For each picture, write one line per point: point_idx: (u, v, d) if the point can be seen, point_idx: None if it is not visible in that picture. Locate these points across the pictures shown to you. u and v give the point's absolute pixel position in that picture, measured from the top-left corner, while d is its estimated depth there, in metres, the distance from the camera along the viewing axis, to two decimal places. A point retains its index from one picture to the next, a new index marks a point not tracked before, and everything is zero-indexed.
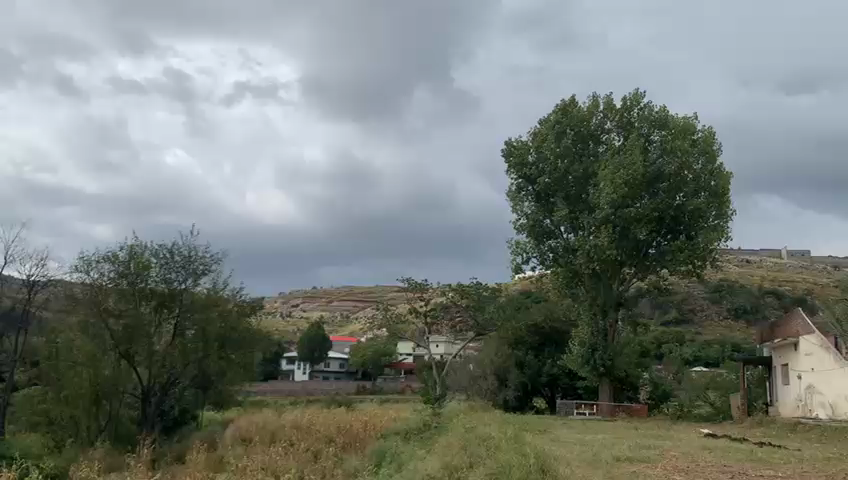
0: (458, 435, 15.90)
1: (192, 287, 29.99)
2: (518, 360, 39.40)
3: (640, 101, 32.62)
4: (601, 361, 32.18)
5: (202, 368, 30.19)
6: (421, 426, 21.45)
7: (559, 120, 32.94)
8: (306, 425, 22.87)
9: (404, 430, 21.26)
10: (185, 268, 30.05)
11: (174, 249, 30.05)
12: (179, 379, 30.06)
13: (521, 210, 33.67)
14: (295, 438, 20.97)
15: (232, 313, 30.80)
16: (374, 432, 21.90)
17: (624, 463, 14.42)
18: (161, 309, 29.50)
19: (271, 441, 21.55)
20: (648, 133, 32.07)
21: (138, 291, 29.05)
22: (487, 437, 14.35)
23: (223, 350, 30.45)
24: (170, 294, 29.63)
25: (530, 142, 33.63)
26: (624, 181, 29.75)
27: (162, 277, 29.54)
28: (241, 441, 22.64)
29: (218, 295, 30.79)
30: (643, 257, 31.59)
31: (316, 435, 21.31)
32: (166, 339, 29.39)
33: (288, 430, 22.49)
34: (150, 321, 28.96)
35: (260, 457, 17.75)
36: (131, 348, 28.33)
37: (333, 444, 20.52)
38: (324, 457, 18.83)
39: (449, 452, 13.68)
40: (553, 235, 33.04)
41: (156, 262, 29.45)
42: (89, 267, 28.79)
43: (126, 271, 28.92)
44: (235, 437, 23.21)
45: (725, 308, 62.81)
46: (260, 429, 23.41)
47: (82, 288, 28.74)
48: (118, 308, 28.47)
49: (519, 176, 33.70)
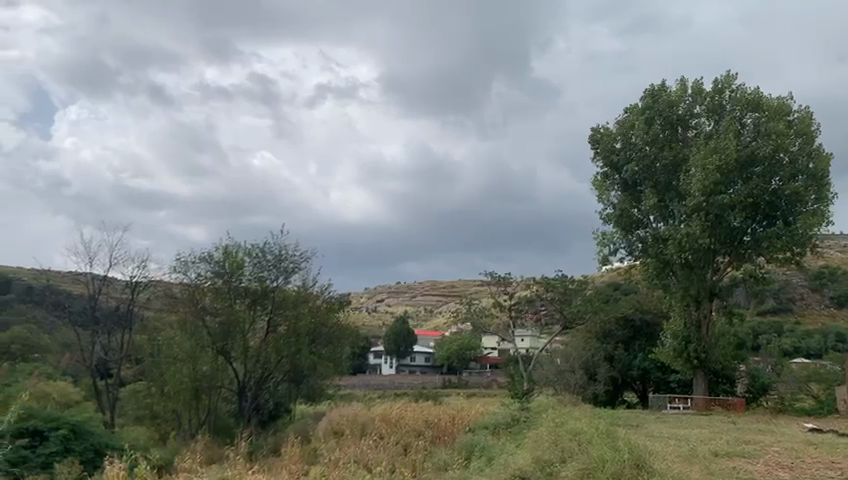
0: (548, 430, 15.73)
1: (284, 284, 30.47)
2: (607, 354, 38.61)
3: (732, 83, 31.36)
4: (695, 353, 31.43)
5: (295, 362, 30.88)
6: (510, 420, 21.37)
7: (646, 106, 32.11)
8: (395, 418, 23.14)
9: (493, 424, 21.18)
10: (276, 266, 30.49)
11: (266, 248, 30.61)
12: (273, 374, 30.81)
13: (608, 199, 33.11)
14: (385, 432, 21.24)
15: (321, 308, 31.28)
16: (463, 426, 22.00)
17: (723, 459, 13.88)
18: (255, 306, 30.03)
19: (361, 434, 21.88)
20: (740, 115, 30.76)
21: (233, 288, 29.68)
22: (577, 432, 14.18)
23: (314, 346, 31.32)
24: (263, 291, 30.03)
25: (617, 129, 32.93)
26: (716, 166, 28.68)
27: (255, 275, 30.06)
28: (333, 435, 23.10)
29: (309, 291, 31.33)
30: (739, 245, 30.38)
31: (405, 428, 21.53)
32: (260, 335, 30.05)
33: (377, 423, 22.82)
34: (244, 319, 29.68)
35: (351, 450, 18.12)
36: (226, 344, 29.36)
37: (422, 437, 20.72)
38: (413, 450, 19.11)
39: (540, 446, 13.58)
40: (642, 225, 32.34)
41: (249, 261, 30.10)
42: (187, 268, 30.10)
43: (222, 270, 29.84)
44: (327, 430, 23.77)
45: (827, 297, 59.74)
46: (351, 422, 23.83)
47: (181, 288, 30.17)
48: (215, 306, 29.49)
49: (606, 164, 33.09)
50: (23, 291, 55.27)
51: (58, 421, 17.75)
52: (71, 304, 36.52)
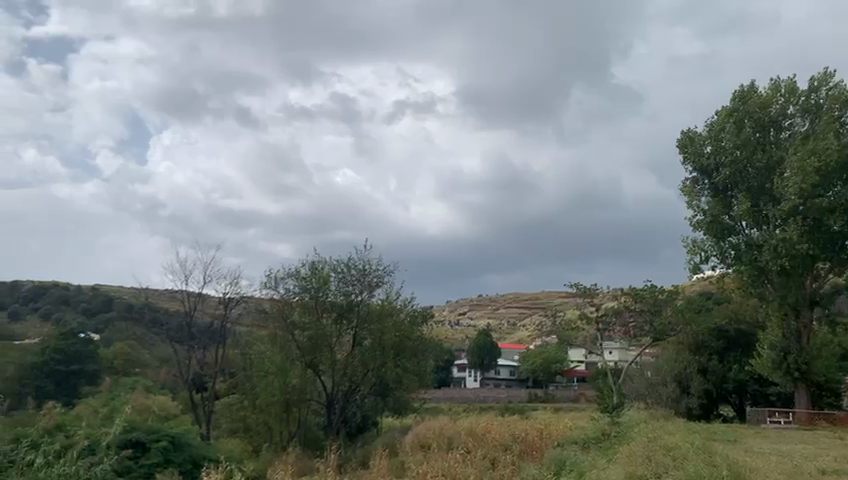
0: (641, 444, 15.27)
1: (368, 298, 30.79)
2: (700, 367, 37.43)
3: (829, 81, 29.93)
4: (795, 365, 29.85)
5: (381, 375, 31.35)
6: (599, 436, 20.89)
7: (736, 108, 30.97)
8: (482, 432, 22.97)
9: (582, 439, 20.70)
10: (361, 281, 30.86)
11: (350, 263, 31.05)
12: (359, 387, 31.27)
13: (698, 205, 32.02)
14: (472, 446, 21.09)
15: (405, 322, 31.46)
16: (552, 441, 21.63)
17: (831, 477, 13.12)
18: (341, 321, 30.44)
19: (448, 448, 21.81)
20: (839, 114, 29.31)
21: (319, 303, 30.29)
22: (672, 446, 13.74)
23: (399, 359, 31.53)
24: (349, 305, 30.49)
25: (706, 133, 31.87)
26: (814, 168, 27.32)
27: (341, 290, 30.50)
28: (420, 448, 23.09)
29: (393, 305, 31.53)
30: (840, 250, 28.86)
31: (492, 442, 21.34)
32: (346, 348, 30.51)
33: (463, 437, 22.72)
34: (331, 332, 30.09)
35: (439, 464, 18.07)
36: (314, 358, 29.97)
37: (509, 452, 20.49)
38: (501, 464, 18.95)
39: (634, 461, 13.19)
40: (734, 232, 31.02)
41: (334, 276, 30.56)
42: (276, 284, 30.95)
43: (308, 285, 30.36)
44: (414, 443, 23.86)
45: None
46: (438, 435, 23.83)
47: (270, 303, 31.05)
48: (303, 321, 30.01)
49: (695, 169, 32.11)
50: (123, 308, 58.15)
51: (158, 433, 18.41)
52: (167, 321, 38.10)
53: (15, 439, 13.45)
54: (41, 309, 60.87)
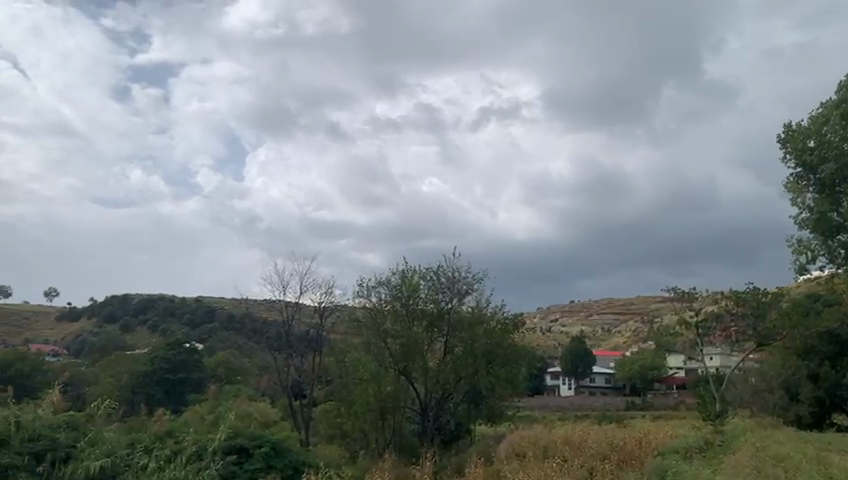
0: (749, 454, 14.63)
1: (458, 306, 30.93)
2: (810, 373, 35.58)
3: None
4: None
5: (474, 383, 31.34)
6: (703, 445, 20.17)
7: (843, 97, 28.84)
8: (578, 441, 22.55)
9: (683, 448, 19.96)
10: (450, 288, 31.07)
11: (440, 271, 31.30)
12: (453, 394, 31.34)
13: (803, 202, 30.51)
14: (568, 455, 20.72)
15: (496, 329, 31.48)
16: (652, 450, 21.01)
17: None
18: (432, 328, 30.63)
19: (543, 457, 21.51)
20: None
21: (410, 311, 30.58)
22: (783, 457, 13.05)
23: (491, 366, 31.51)
24: (439, 313, 30.69)
25: (810, 125, 30.10)
26: None
27: (431, 297, 30.77)
28: (515, 457, 22.87)
29: (483, 312, 31.63)
30: None
31: (589, 451, 20.93)
32: (438, 355, 30.58)
33: (559, 446, 22.37)
34: (423, 340, 30.28)
35: (536, 473, 17.89)
36: (407, 365, 30.28)
37: (607, 461, 20.01)
38: (599, 474, 18.54)
39: (740, 472, 12.62)
40: (844, 229, 29.46)
41: (424, 284, 30.87)
42: (368, 293, 31.53)
43: (399, 293, 30.75)
44: (509, 451, 23.66)
45: None
46: (533, 444, 23.57)
47: (363, 312, 31.55)
48: (395, 329, 30.39)
49: (798, 164, 30.54)
50: (224, 319, 60.50)
51: (261, 439, 18.76)
52: (266, 330, 39.34)
53: (130, 443, 14.23)
54: (149, 321, 64.14)
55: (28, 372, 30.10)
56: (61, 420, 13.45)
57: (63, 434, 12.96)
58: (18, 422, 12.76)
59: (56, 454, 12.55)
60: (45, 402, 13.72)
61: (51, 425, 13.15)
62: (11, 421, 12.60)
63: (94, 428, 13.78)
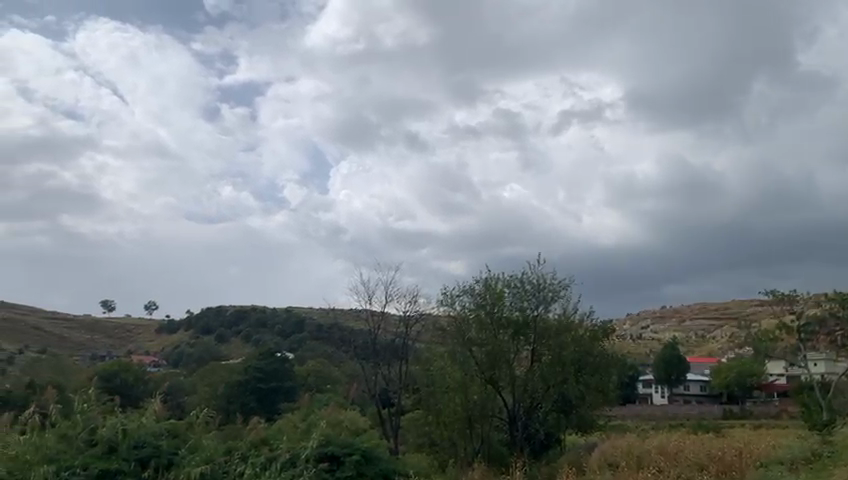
0: None
1: (545, 314, 30.51)
2: None
3: None
4: None
5: (562, 391, 30.81)
6: (809, 456, 19.12)
7: None
8: (674, 451, 21.80)
9: (789, 459, 18.96)
10: (536, 295, 30.69)
11: (525, 278, 30.99)
12: (541, 404, 30.90)
13: None
14: (664, 465, 20.06)
15: (584, 337, 31.09)
16: (754, 461, 20.08)
17: None
18: (518, 337, 30.21)
19: (638, 468, 20.85)
20: None
21: (495, 320, 30.31)
22: None
23: (580, 375, 31.05)
24: (525, 321, 30.29)
25: None
26: None
27: (516, 305, 30.47)
28: (608, 467, 22.30)
29: (571, 320, 31.14)
30: None
31: (685, 462, 20.18)
32: (525, 363, 30.22)
33: (654, 455, 21.69)
34: (509, 348, 29.99)
35: None
36: (494, 374, 29.93)
37: (705, 472, 19.23)
38: None
39: None
40: None
41: (509, 292, 30.66)
42: (452, 301, 31.54)
43: (484, 301, 30.59)
44: (601, 461, 23.11)
45: None
46: (626, 454, 22.92)
47: (448, 320, 31.58)
48: (480, 337, 30.20)
49: None
50: (313, 328, 61.85)
51: (351, 447, 18.39)
52: (354, 339, 39.84)
53: (227, 450, 14.68)
54: (242, 332, 66.34)
55: (133, 382, 31.67)
56: (163, 429, 13.98)
57: (165, 442, 13.51)
58: (124, 430, 13.42)
59: (159, 461, 13.10)
60: (149, 411, 14.34)
61: (153, 433, 13.72)
62: (118, 429, 13.32)
63: (194, 436, 14.31)
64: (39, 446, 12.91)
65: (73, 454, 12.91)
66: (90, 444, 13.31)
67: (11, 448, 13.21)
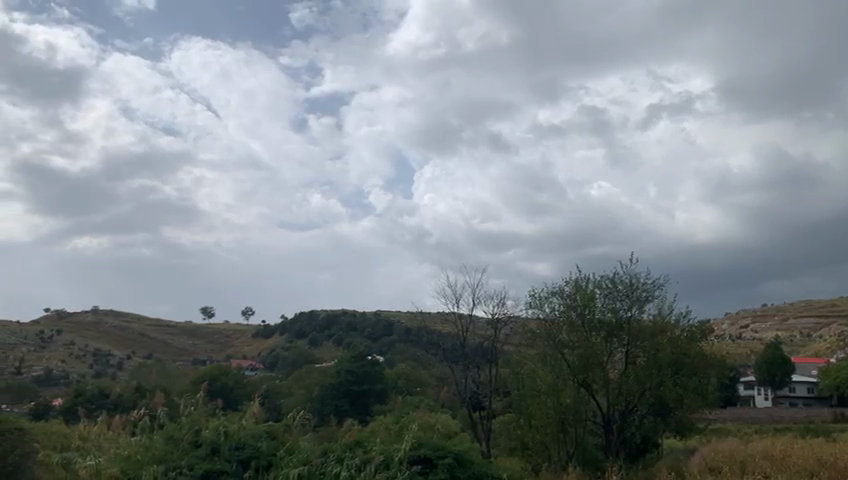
0: None
1: (639, 315, 29.78)
2: None
3: None
4: None
5: (659, 394, 29.86)
6: None
7: None
8: (780, 455, 20.77)
9: None
10: (628, 296, 29.94)
11: (616, 278, 30.28)
12: (638, 406, 30.16)
13: None
14: (770, 471, 19.14)
15: (681, 338, 30.25)
16: None
17: None
18: (611, 338, 29.61)
19: (742, 474, 19.94)
20: None
21: (587, 322, 29.86)
22: None
23: (678, 377, 30.06)
24: (618, 322, 29.64)
25: None
26: None
27: (608, 306, 29.83)
28: (709, 472, 21.50)
29: (666, 321, 30.31)
30: None
31: (793, 467, 19.18)
32: (619, 366, 29.44)
33: (759, 460, 20.75)
34: (602, 350, 29.26)
35: None
36: (587, 377, 29.31)
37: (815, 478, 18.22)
38: None
39: None
40: None
41: (600, 293, 30.05)
42: (542, 303, 31.28)
43: (574, 303, 30.21)
44: (702, 466, 22.30)
45: None
46: (728, 459, 22.02)
47: (537, 323, 31.40)
48: (572, 339, 29.79)
49: None
50: (402, 332, 62.48)
51: (444, 450, 18.29)
52: (442, 342, 39.86)
53: (323, 452, 15.01)
54: (333, 336, 67.75)
55: (232, 385, 32.84)
56: (262, 431, 14.44)
57: (264, 443, 13.92)
58: (226, 431, 14.02)
59: (259, 462, 13.50)
60: (248, 414, 14.88)
61: (254, 435, 14.22)
62: (220, 431, 13.88)
63: (290, 438, 14.71)
64: (148, 447, 13.64)
65: (180, 455, 13.47)
66: (195, 445, 13.86)
67: (123, 448, 13.98)
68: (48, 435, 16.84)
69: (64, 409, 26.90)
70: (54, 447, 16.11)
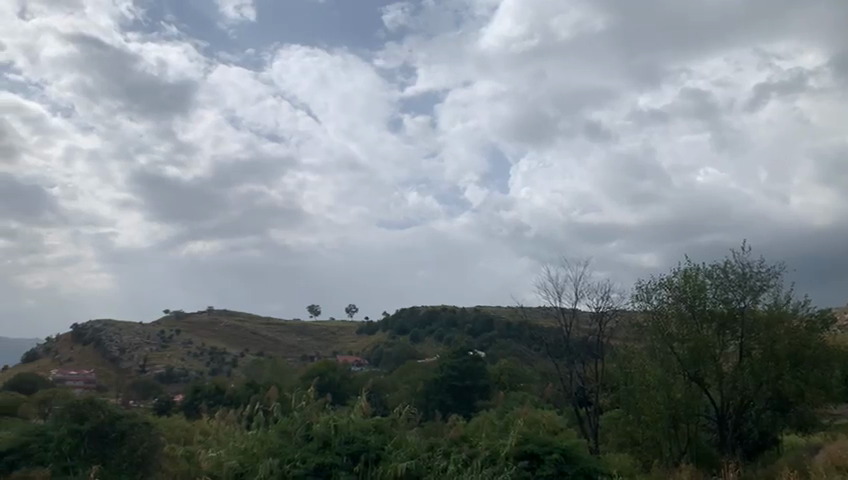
0: None
1: (753, 306, 28.44)
2: None
3: None
4: None
5: (777, 388, 28.31)
6: None
7: None
8: None
9: None
10: (741, 286, 28.71)
11: (728, 267, 29.10)
12: (754, 401, 28.68)
13: None
14: None
15: (800, 329, 28.48)
16: None
17: None
18: (723, 331, 28.55)
19: None
20: None
21: (698, 313, 28.95)
22: None
23: (798, 370, 28.34)
24: (731, 314, 28.55)
25: None
26: None
27: (720, 297, 28.76)
28: (836, 470, 20.27)
29: (782, 311, 28.73)
30: None
31: None
32: (733, 360, 28.29)
33: None
34: (715, 343, 28.18)
35: None
36: (698, 371, 28.30)
37: None
38: None
39: None
40: None
41: (711, 283, 28.98)
42: (649, 296, 30.49)
43: (683, 295, 29.19)
44: (827, 464, 21.02)
45: None
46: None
47: (645, 316, 30.76)
48: (682, 332, 28.72)
49: None
50: (503, 326, 62.33)
51: (550, 445, 18.06)
52: (545, 337, 39.60)
53: (429, 447, 15.19)
54: (435, 331, 68.43)
55: (340, 380, 33.75)
56: (370, 425, 14.78)
57: (372, 437, 14.25)
58: (336, 426, 14.42)
59: (368, 455, 13.80)
60: (356, 409, 15.24)
61: (361, 429, 14.56)
62: (331, 425, 14.30)
63: (397, 432, 14.99)
64: (264, 441, 14.24)
65: (293, 448, 13.98)
66: (307, 439, 14.30)
67: (240, 442, 14.63)
68: (172, 429, 17.89)
69: (185, 404, 28.50)
70: (178, 440, 17.11)
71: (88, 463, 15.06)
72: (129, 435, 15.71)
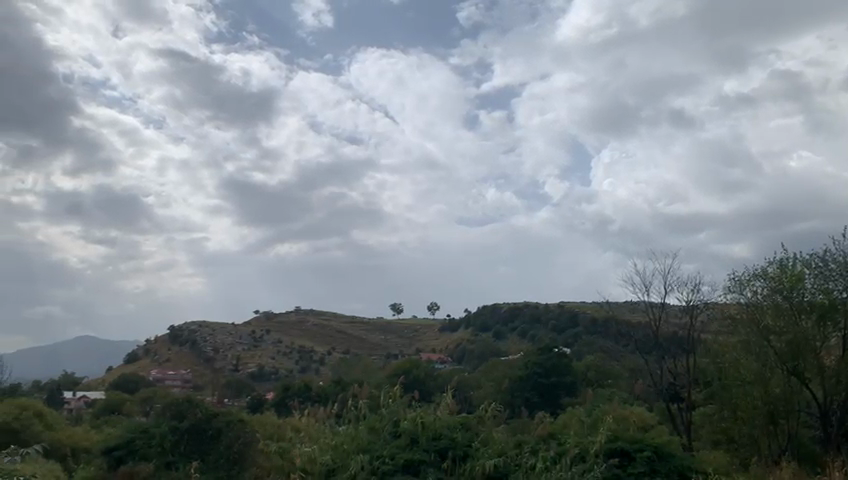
0: None
1: None
2: None
3: None
4: None
5: None
6: None
7: None
8: None
9: None
10: (844, 276, 27.18)
11: (828, 256, 27.59)
12: None
13: None
14: None
15: None
16: None
17: None
18: (825, 322, 26.97)
19: None
20: None
21: (795, 305, 27.43)
22: None
23: None
24: (832, 304, 26.94)
25: None
26: None
27: (819, 287, 27.24)
28: None
29: None
30: None
31: None
32: (836, 353, 27.09)
33: None
34: (815, 335, 26.88)
35: None
36: (798, 365, 27.13)
37: None
38: None
39: None
40: None
41: (809, 273, 27.48)
42: (742, 288, 29.34)
43: (779, 285, 27.70)
44: None
45: None
46: None
47: (738, 309, 29.71)
48: (779, 325, 27.45)
49: None
50: (589, 322, 61.22)
51: (641, 443, 17.66)
52: (634, 333, 38.79)
53: (517, 444, 15.11)
54: (518, 328, 67.95)
55: (425, 378, 33.92)
56: (456, 421, 14.86)
57: (460, 434, 14.32)
58: (423, 423, 14.50)
59: (455, 453, 13.84)
60: (442, 406, 15.28)
61: (449, 425, 14.66)
62: (418, 423, 14.40)
63: (484, 430, 15.01)
64: (354, 437, 14.56)
65: (381, 444, 14.19)
66: (395, 436, 14.49)
67: (331, 439, 14.94)
68: (265, 427, 18.35)
69: (276, 403, 29.31)
70: (271, 437, 17.58)
71: (188, 458, 15.89)
72: (225, 432, 16.18)
